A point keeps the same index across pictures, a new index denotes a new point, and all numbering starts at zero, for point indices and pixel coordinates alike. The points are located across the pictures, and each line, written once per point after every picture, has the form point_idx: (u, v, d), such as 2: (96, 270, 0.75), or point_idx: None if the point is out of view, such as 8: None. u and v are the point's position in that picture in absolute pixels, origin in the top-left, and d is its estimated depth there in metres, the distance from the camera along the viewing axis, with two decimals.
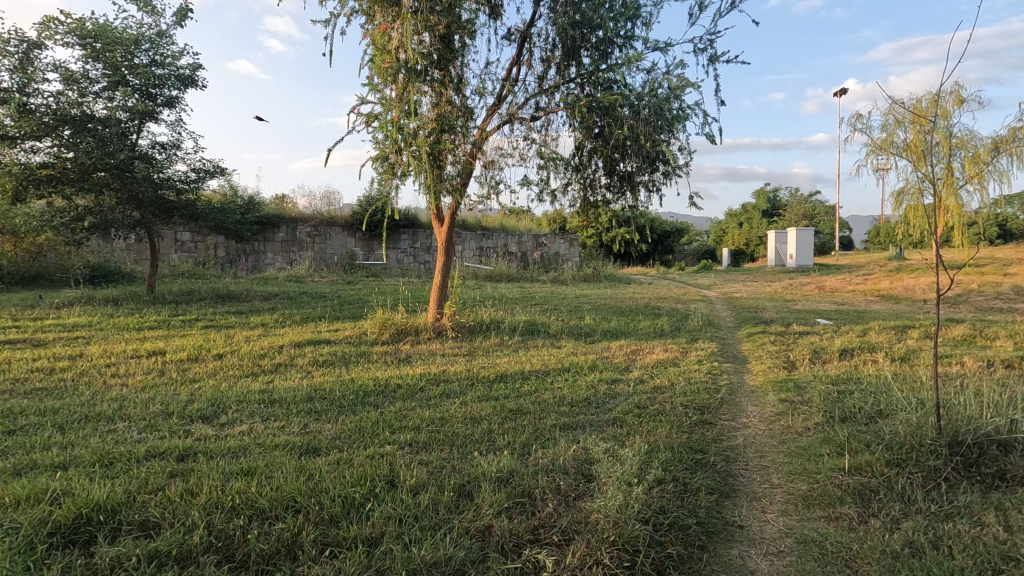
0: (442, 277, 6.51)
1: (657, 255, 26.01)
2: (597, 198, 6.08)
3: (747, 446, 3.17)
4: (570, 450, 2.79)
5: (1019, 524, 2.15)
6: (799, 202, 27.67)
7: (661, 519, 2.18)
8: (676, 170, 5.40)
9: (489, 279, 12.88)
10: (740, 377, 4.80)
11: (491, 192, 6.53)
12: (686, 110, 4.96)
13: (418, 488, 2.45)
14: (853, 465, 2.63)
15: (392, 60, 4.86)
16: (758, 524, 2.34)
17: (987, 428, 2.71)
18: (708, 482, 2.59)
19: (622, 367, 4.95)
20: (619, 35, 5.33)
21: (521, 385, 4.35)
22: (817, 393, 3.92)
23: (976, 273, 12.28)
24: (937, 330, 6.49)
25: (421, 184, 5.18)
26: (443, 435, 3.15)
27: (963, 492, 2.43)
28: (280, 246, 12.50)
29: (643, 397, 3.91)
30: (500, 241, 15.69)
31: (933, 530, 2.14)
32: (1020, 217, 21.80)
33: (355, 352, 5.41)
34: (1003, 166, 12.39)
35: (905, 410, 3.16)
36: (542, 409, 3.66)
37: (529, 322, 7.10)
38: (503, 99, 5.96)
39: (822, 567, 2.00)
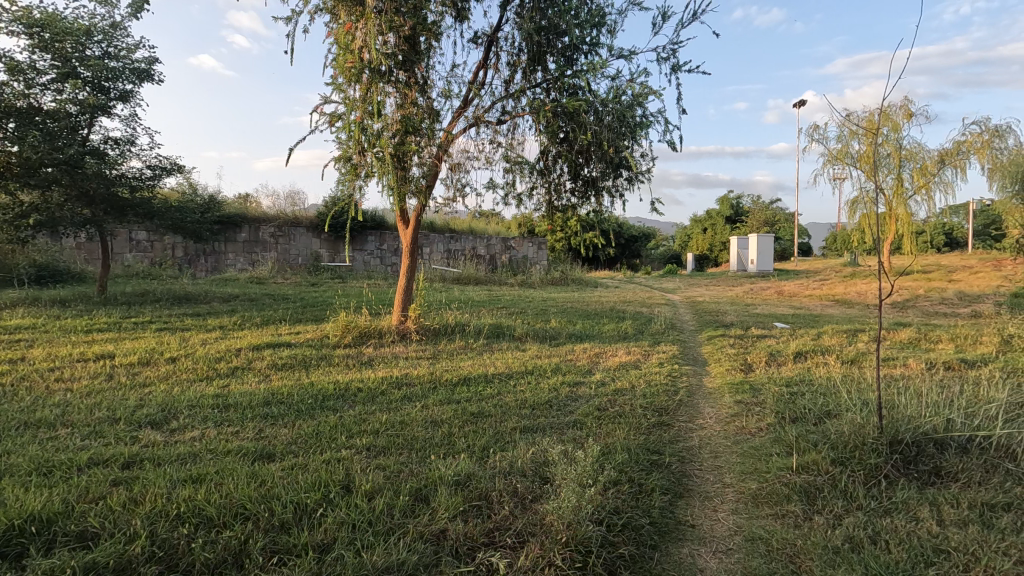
0: (406, 280, 6.45)
1: (624, 259, 26.43)
2: (562, 203, 6.13)
3: (702, 447, 3.24)
4: (529, 452, 2.79)
5: (952, 517, 2.27)
6: (760, 209, 28.52)
7: (615, 519, 2.22)
8: (639, 175, 5.49)
9: (457, 281, 12.84)
10: (698, 380, 4.91)
11: (457, 194, 6.52)
12: (649, 118, 5.05)
13: (373, 493, 2.42)
14: (800, 464, 2.72)
15: (355, 60, 4.80)
16: (709, 523, 2.39)
17: (924, 428, 2.85)
18: (663, 482, 2.65)
19: (584, 370, 5.00)
20: (584, 42, 5.41)
21: (484, 388, 4.35)
22: (770, 395, 4.04)
23: (924, 279, 12.88)
24: (884, 333, 6.78)
25: (385, 186, 5.13)
26: (402, 439, 3.13)
27: (901, 488, 2.54)
28: (241, 246, 12.18)
29: (603, 399, 3.96)
30: (469, 243, 15.69)
31: (872, 525, 2.24)
32: (964, 226, 23.01)
33: (317, 355, 5.31)
34: (948, 178, 13.07)
35: (851, 410, 3.29)
36: (504, 412, 3.67)
37: (494, 325, 7.10)
38: (469, 103, 5.97)
39: (768, 564, 2.06)
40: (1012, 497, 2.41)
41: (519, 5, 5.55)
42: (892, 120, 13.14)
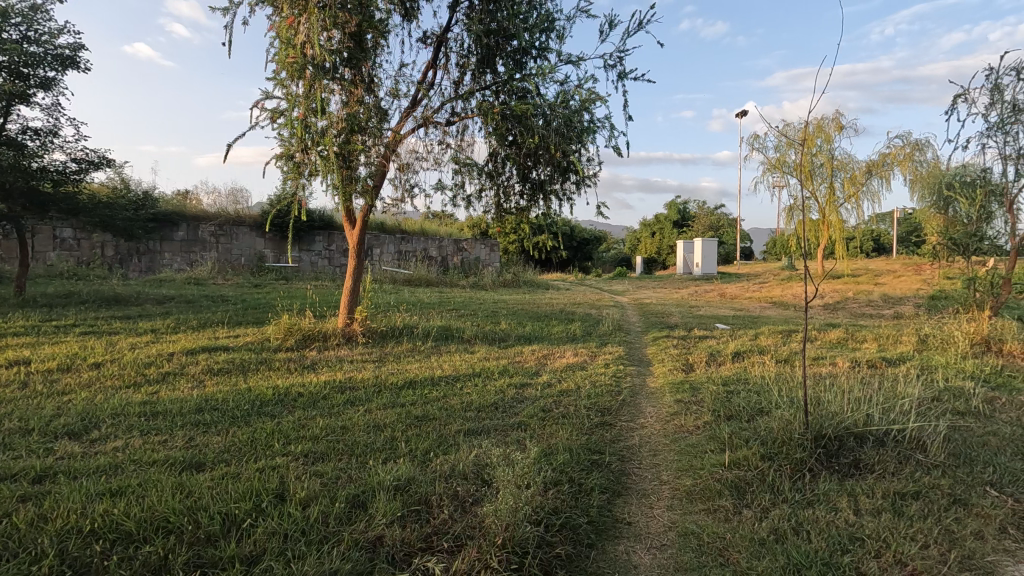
0: (353, 280, 6.33)
1: (576, 262, 26.86)
2: (510, 205, 6.17)
3: (643, 445, 3.33)
4: (470, 455, 2.79)
5: (867, 507, 2.42)
6: (706, 214, 29.58)
7: (553, 519, 2.24)
8: (586, 179, 5.58)
9: (407, 283, 12.69)
10: (641, 380, 5.05)
11: (406, 195, 6.44)
12: (596, 123, 5.16)
13: (309, 501, 2.36)
14: (732, 460, 2.83)
15: (297, 55, 4.66)
16: (645, 520, 2.46)
17: (846, 423, 3.03)
18: (602, 481, 2.70)
19: (531, 371, 5.04)
20: (534, 46, 5.45)
21: (430, 390, 4.32)
22: (708, 394, 4.19)
23: (853, 282, 13.71)
24: (815, 334, 7.16)
25: (330, 185, 5.01)
26: (343, 444, 3.06)
27: (824, 481, 2.68)
28: (178, 246, 11.60)
29: (548, 400, 4.00)
30: (421, 244, 15.53)
31: (796, 517, 2.35)
32: (888, 233, 24.65)
33: (256, 359, 5.10)
34: (875, 188, 13.97)
35: (780, 407, 3.44)
36: (449, 415, 3.65)
37: (443, 327, 7.04)
38: (418, 103, 5.92)
39: (699, 558, 2.14)
40: (921, 487, 2.60)
41: (468, 7, 5.55)
42: (825, 133, 13.96)
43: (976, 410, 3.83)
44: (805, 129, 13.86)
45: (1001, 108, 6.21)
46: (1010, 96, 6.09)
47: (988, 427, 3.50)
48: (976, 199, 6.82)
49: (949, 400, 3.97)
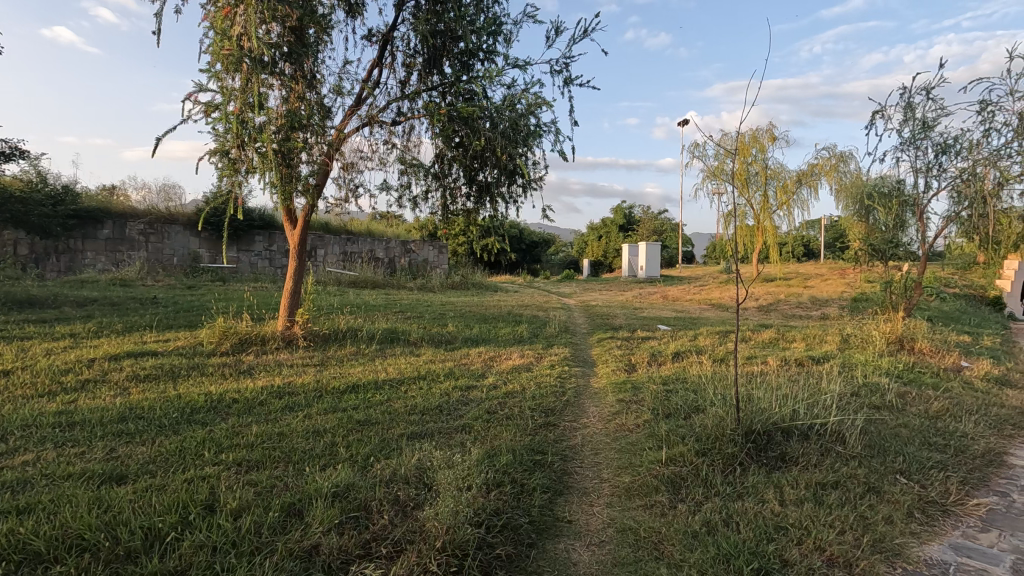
0: (293, 282, 6.13)
1: (525, 265, 27.04)
2: (457, 207, 6.16)
3: (585, 445, 3.39)
4: (413, 458, 2.75)
5: (791, 497, 2.56)
6: (650, 218, 30.46)
7: (494, 521, 2.25)
8: (532, 183, 5.62)
9: (352, 284, 12.39)
10: (585, 380, 5.14)
11: (350, 195, 6.30)
12: (542, 127, 5.20)
13: (240, 512, 2.27)
14: (668, 457, 2.93)
15: (233, 47, 4.48)
16: (585, 517, 2.51)
17: (773, 418, 3.20)
18: (544, 481, 2.73)
19: (477, 374, 5.03)
20: (481, 49, 5.46)
21: (374, 394, 4.23)
22: (648, 393, 4.32)
23: (785, 285, 14.47)
24: (750, 334, 7.51)
25: (268, 184, 4.84)
26: (280, 451, 2.96)
27: (752, 473, 2.82)
28: (103, 245, 10.87)
29: (493, 402, 4.00)
30: (367, 246, 15.22)
31: (726, 509, 2.45)
32: (816, 239, 26.19)
33: (187, 365, 4.85)
34: (804, 196, 14.82)
35: (715, 405, 3.59)
36: (392, 419, 3.59)
37: (389, 329, 6.92)
38: (363, 102, 5.81)
39: (635, 552, 2.20)
40: (840, 477, 2.77)
41: (415, 7, 5.50)
42: (760, 143, 14.68)
43: (890, 404, 4.14)
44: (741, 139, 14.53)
45: (914, 125, 6.72)
46: (921, 114, 6.61)
47: (899, 419, 3.78)
48: (893, 208, 7.35)
49: (866, 395, 4.26)
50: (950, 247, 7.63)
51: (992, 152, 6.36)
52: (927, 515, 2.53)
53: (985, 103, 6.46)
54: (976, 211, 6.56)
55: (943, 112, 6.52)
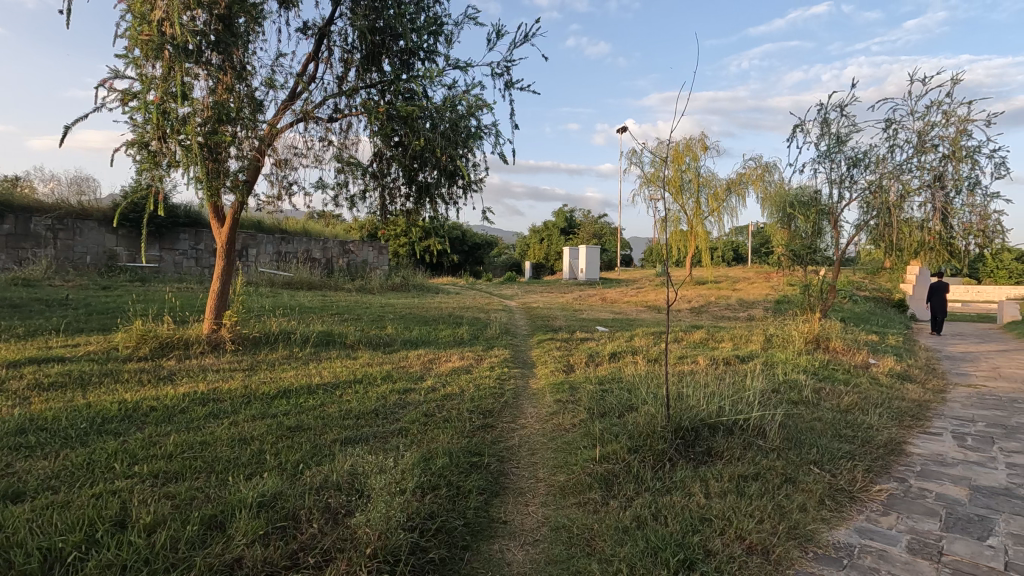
0: (221, 283, 5.84)
1: (468, 267, 26.93)
2: (395, 207, 6.06)
3: (522, 445, 3.42)
4: (345, 463, 2.68)
5: (715, 489, 2.68)
6: (591, 222, 31.13)
7: (428, 524, 2.23)
8: (472, 184, 5.62)
9: (287, 285, 11.93)
10: (524, 381, 5.19)
11: (283, 192, 6.07)
12: (482, 129, 5.20)
13: (155, 527, 2.13)
14: (602, 455, 3.01)
15: (153, 33, 4.21)
16: (520, 517, 2.53)
17: (701, 415, 3.35)
18: (480, 483, 2.74)
19: (416, 376, 4.97)
20: (421, 48, 5.41)
21: (306, 399, 4.08)
22: (584, 393, 4.41)
23: (715, 288, 15.16)
24: (682, 335, 7.82)
25: (192, 179, 4.58)
26: (202, 461, 2.80)
27: (681, 468, 2.93)
28: (4, 241, 9.93)
29: (431, 405, 3.97)
30: (302, 245, 14.67)
31: (655, 504, 2.53)
32: (744, 245, 27.67)
33: (99, 371, 4.50)
34: (733, 204, 15.61)
35: (647, 403, 3.70)
36: (325, 424, 3.48)
37: (324, 332, 6.71)
38: (297, 96, 5.62)
39: (568, 550, 2.24)
40: (760, 469, 2.93)
41: (353, 2, 5.37)
42: (693, 152, 15.35)
43: (807, 400, 4.43)
44: (676, 147, 15.14)
45: (829, 139, 7.23)
46: (836, 129, 7.11)
47: (815, 413, 4.05)
48: (811, 217, 7.86)
49: (786, 392, 4.54)
50: (861, 253, 8.25)
51: (896, 167, 6.95)
52: (836, 502, 2.73)
53: (890, 122, 7.05)
54: (882, 220, 7.15)
55: (854, 129, 7.05)
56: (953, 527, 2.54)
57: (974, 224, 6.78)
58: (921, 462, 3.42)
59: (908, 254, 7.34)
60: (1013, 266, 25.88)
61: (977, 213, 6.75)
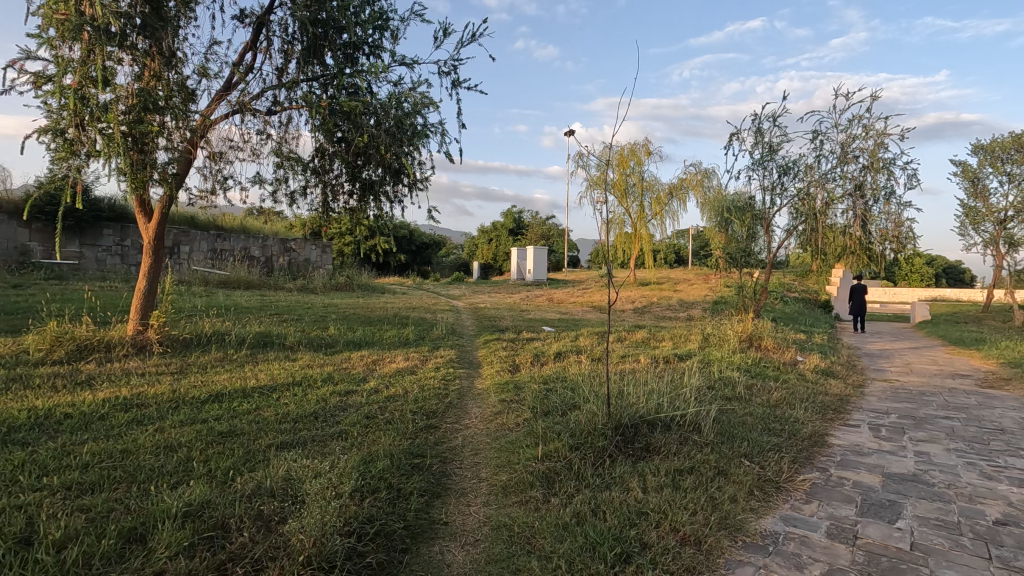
0: (147, 282, 5.50)
1: (416, 267, 26.58)
2: (338, 205, 5.90)
3: (465, 445, 3.41)
4: (280, 469, 2.58)
5: (652, 484, 2.76)
6: (539, 223, 31.45)
7: (366, 528, 2.19)
8: (417, 183, 5.55)
9: (222, 285, 11.40)
10: (469, 381, 5.18)
11: (217, 186, 5.79)
12: (428, 128, 5.14)
13: (66, 542, 1.99)
14: (544, 453, 3.04)
15: (70, 12, 3.92)
16: (461, 518, 2.52)
17: (639, 412, 3.45)
18: (421, 484, 2.71)
19: (358, 378, 4.85)
20: (366, 43, 5.29)
21: (240, 403, 3.91)
22: (529, 392, 4.44)
23: (658, 289, 15.64)
24: (625, 335, 8.01)
25: (115, 170, 4.29)
26: (123, 471, 2.63)
27: (620, 464, 3.00)
28: None
29: (373, 407, 3.88)
30: (239, 243, 14.02)
31: (595, 500, 2.58)
32: (686, 248, 28.72)
33: (6, 377, 4.14)
34: (675, 208, 16.17)
35: (590, 401, 3.77)
36: (260, 429, 3.34)
37: (262, 332, 6.44)
38: (233, 87, 5.37)
39: (508, 548, 2.25)
40: (695, 463, 3.05)
41: None
42: (637, 157, 15.79)
43: (740, 395, 4.64)
44: (621, 152, 15.53)
45: (762, 148, 7.61)
46: (768, 138, 7.49)
47: (746, 408, 4.25)
48: (746, 221, 8.22)
49: (721, 388, 4.74)
50: (791, 257, 8.72)
51: (821, 175, 7.39)
52: (764, 492, 2.87)
53: (817, 133, 7.50)
54: (809, 225, 7.52)
55: (785, 138, 7.45)
56: (867, 512, 2.72)
57: (889, 230, 7.42)
58: (840, 452, 3.66)
59: (831, 257, 7.83)
60: (924, 270, 28.08)
61: (892, 219, 7.39)
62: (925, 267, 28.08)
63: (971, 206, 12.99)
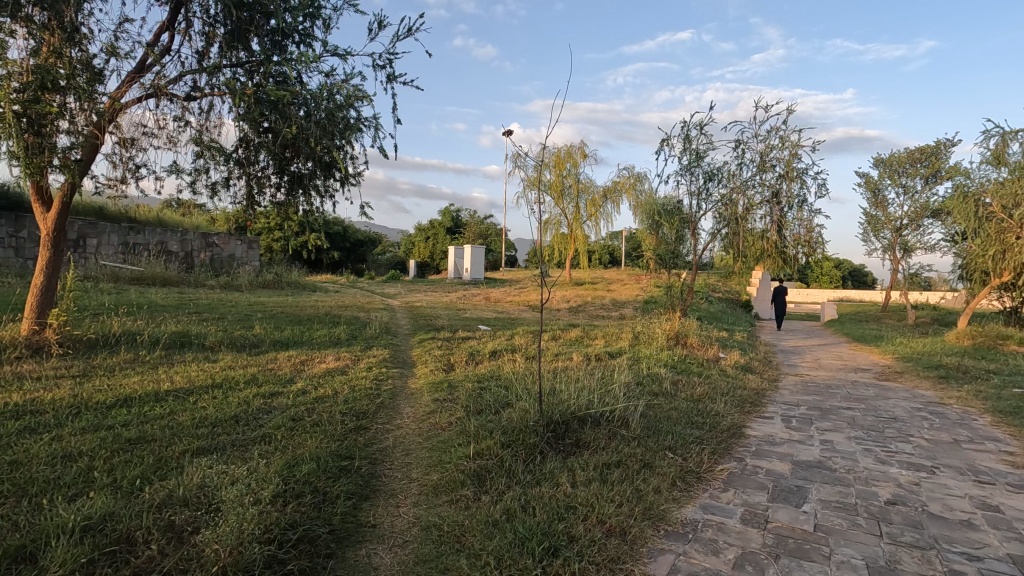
0: (45, 278, 5.01)
1: (350, 264, 25.84)
2: (264, 198, 5.63)
3: (396, 446, 3.36)
4: (195, 475, 2.43)
5: (581, 478, 2.83)
6: (477, 222, 31.42)
7: (288, 535, 2.11)
8: (350, 178, 5.39)
9: (136, 281, 10.60)
10: (403, 381, 5.10)
11: (127, 174, 5.37)
12: (361, 122, 5.00)
13: None
14: (476, 451, 3.04)
15: None
16: (390, 520, 2.48)
17: (570, 408, 3.52)
18: (349, 487, 2.64)
19: (285, 379, 4.66)
20: (296, 30, 5.08)
21: (153, 407, 3.65)
22: (462, 391, 4.42)
23: (593, 289, 16.03)
24: (559, 333, 8.16)
25: (6, 153, 3.88)
26: (10, 485, 2.38)
27: (550, 460, 3.05)
28: None
29: (300, 409, 3.74)
30: (156, 236, 13.09)
31: (525, 496, 2.61)
32: (620, 249, 29.59)
33: None
34: (609, 210, 16.63)
35: (523, 398, 3.80)
36: (174, 434, 3.14)
37: (179, 332, 6.04)
38: (147, 68, 5.01)
39: (437, 548, 2.23)
40: (622, 457, 3.15)
41: None
42: (573, 159, 16.10)
43: (666, 391, 4.84)
44: (558, 154, 15.81)
45: (689, 155, 7.96)
46: (695, 146, 7.86)
47: (671, 403, 4.44)
48: (674, 224, 8.57)
49: (648, 384, 4.92)
50: (715, 259, 9.18)
51: (742, 182, 7.83)
52: (686, 483, 3.01)
53: (739, 142, 7.94)
54: (731, 229, 7.95)
55: (710, 146, 7.84)
56: (777, 498, 2.91)
57: (802, 235, 7.97)
58: (755, 443, 3.90)
59: (751, 260, 8.31)
60: (832, 272, 30.37)
61: (804, 225, 7.95)
62: (834, 270, 30.36)
63: (873, 215, 14.20)
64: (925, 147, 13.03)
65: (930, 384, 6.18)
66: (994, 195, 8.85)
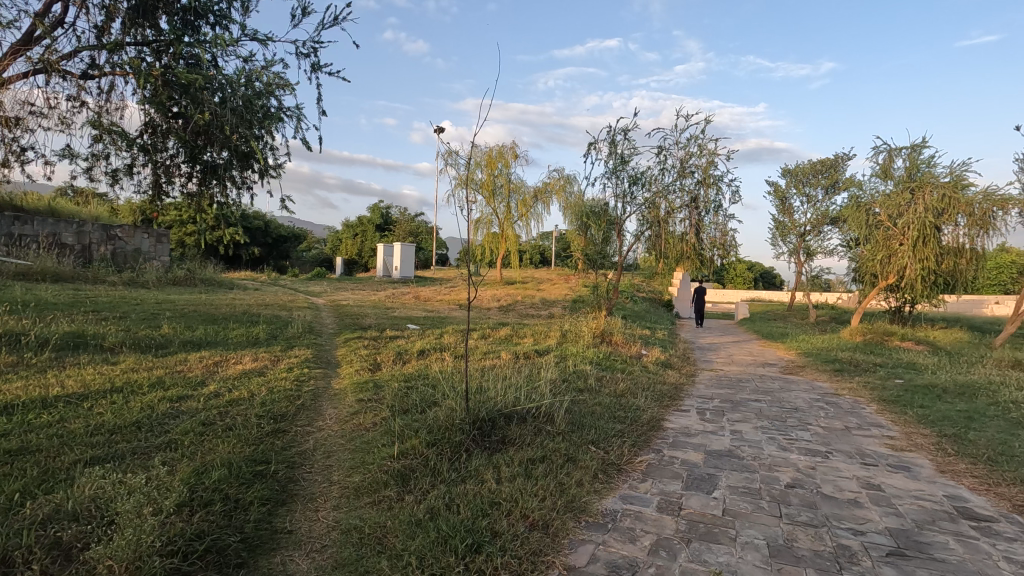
0: None
1: (272, 261, 24.60)
2: (172, 187, 5.24)
3: (317, 449, 3.24)
4: (88, 487, 2.24)
5: (506, 474, 2.86)
6: (408, 220, 30.88)
7: (194, 545, 1.99)
8: (269, 169, 5.14)
9: (20, 276, 9.53)
10: (326, 382, 4.93)
11: (11, 156, 4.83)
12: (282, 111, 4.79)
13: None
14: (400, 451, 2.99)
15: None
16: (307, 525, 2.38)
17: (497, 405, 3.55)
18: (263, 492, 2.51)
19: (195, 381, 4.37)
20: (211, 11, 4.77)
21: (38, 415, 3.30)
22: (388, 392, 4.33)
23: (523, 288, 16.18)
24: (489, 332, 8.19)
25: None
26: None
27: (476, 457, 3.06)
28: None
29: (211, 413, 3.52)
30: (46, 226, 11.83)
31: (450, 494, 2.60)
32: (550, 250, 30.07)
33: None
34: (539, 210, 16.84)
35: (449, 396, 3.78)
36: (63, 444, 2.86)
37: (73, 332, 5.50)
38: (36, 41, 4.53)
39: (357, 550, 2.18)
40: (546, 451, 3.21)
41: None
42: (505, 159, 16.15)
43: (590, 387, 4.98)
44: (490, 153, 15.83)
45: (615, 159, 8.23)
46: (620, 150, 8.13)
47: (596, 399, 4.57)
48: (601, 225, 8.81)
49: (574, 381, 5.05)
50: (639, 260, 9.54)
51: (664, 187, 8.18)
52: (607, 475, 3.12)
53: (661, 149, 8.30)
54: (654, 231, 8.29)
55: (634, 151, 8.14)
56: (690, 486, 3.08)
57: (718, 239, 8.46)
58: (672, 434, 4.09)
59: (672, 262, 8.71)
60: (745, 275, 32.39)
61: (720, 228, 8.43)
62: (746, 272, 32.42)
63: (780, 221, 15.29)
64: (826, 160, 14.19)
65: (826, 377, 6.75)
66: (881, 206, 9.79)
